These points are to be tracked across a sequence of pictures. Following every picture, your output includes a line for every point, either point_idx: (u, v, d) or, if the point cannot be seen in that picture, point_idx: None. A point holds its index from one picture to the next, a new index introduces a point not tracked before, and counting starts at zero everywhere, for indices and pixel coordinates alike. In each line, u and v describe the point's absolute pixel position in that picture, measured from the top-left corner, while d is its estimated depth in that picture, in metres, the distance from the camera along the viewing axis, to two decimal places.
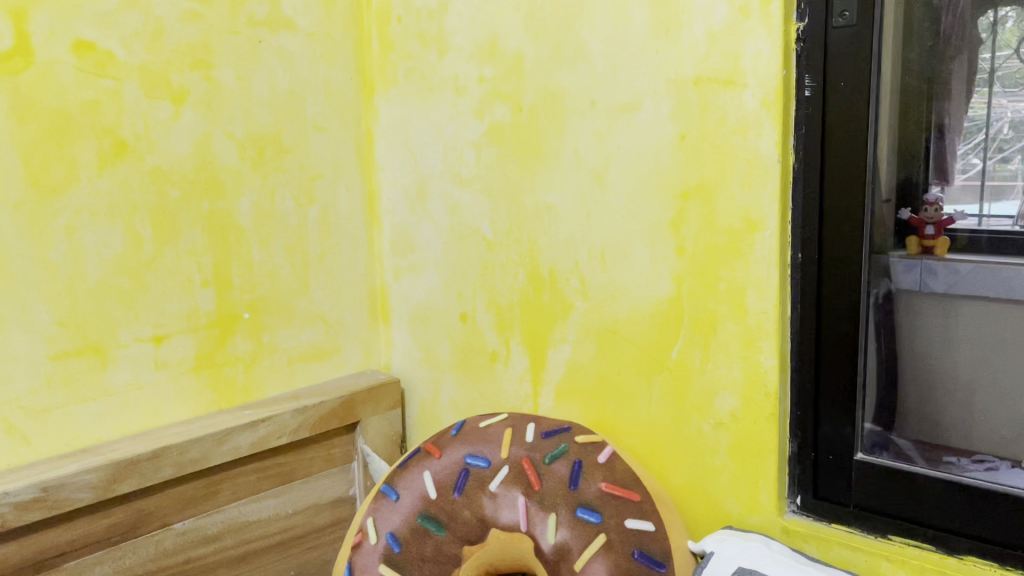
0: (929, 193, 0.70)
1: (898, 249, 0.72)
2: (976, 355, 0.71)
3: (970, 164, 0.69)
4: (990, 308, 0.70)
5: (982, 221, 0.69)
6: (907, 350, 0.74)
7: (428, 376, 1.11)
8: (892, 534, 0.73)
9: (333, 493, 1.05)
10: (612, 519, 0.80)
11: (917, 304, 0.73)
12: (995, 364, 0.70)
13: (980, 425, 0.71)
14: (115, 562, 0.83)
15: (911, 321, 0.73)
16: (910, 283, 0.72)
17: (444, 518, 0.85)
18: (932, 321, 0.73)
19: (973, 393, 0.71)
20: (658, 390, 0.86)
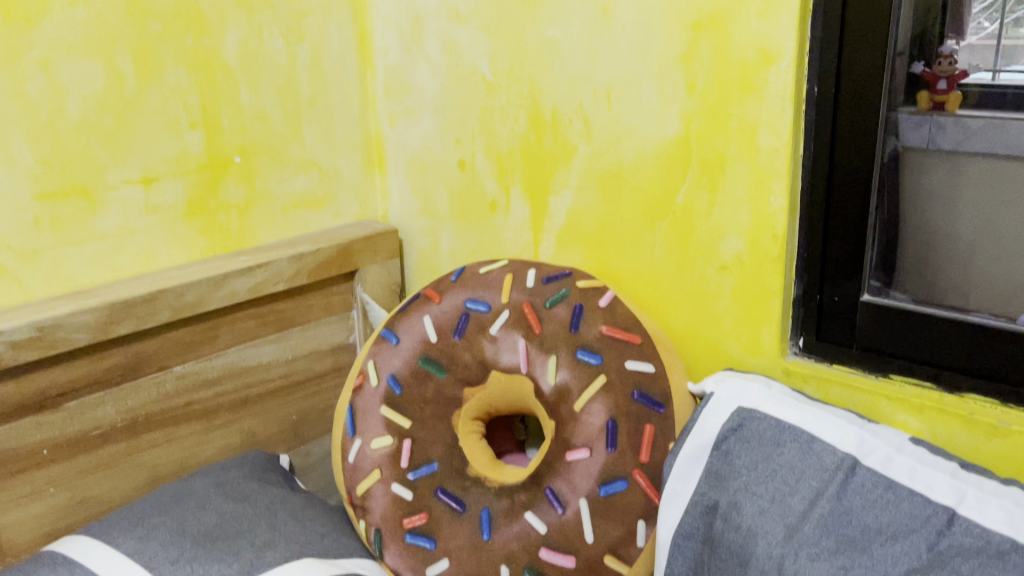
0: (944, 45, 0.68)
1: (908, 106, 0.70)
2: (980, 215, 0.70)
3: (981, 27, 0.66)
4: (999, 166, 0.68)
5: (996, 76, 0.67)
6: (913, 211, 0.73)
7: (426, 226, 1.09)
8: (893, 374, 0.73)
9: (332, 340, 1.05)
10: (612, 361, 0.80)
11: (925, 162, 0.71)
12: (999, 225, 0.69)
13: (978, 285, 0.70)
14: (118, 403, 0.84)
15: (918, 181, 0.72)
16: (918, 141, 0.71)
17: (445, 361, 0.86)
18: (939, 182, 0.72)
19: (973, 253, 0.71)
20: (662, 235, 0.84)
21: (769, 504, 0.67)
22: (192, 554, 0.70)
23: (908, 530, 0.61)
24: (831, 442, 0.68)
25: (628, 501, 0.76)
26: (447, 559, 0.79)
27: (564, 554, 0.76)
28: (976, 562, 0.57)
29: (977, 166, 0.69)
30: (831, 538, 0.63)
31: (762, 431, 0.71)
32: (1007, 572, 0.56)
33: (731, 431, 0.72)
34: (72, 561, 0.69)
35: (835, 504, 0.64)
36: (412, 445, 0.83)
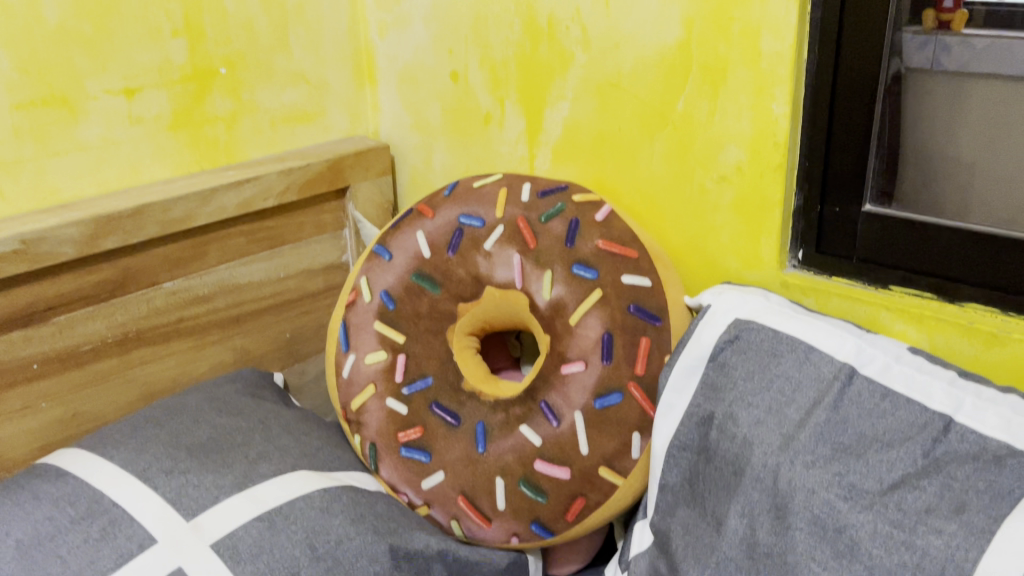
0: None
1: (912, 25, 0.67)
2: (982, 137, 0.67)
3: None
4: (1003, 87, 0.65)
5: None
6: (914, 132, 0.70)
7: (419, 142, 1.07)
8: (893, 285, 0.72)
9: (325, 259, 1.03)
10: (608, 276, 0.78)
11: (927, 83, 0.68)
12: (1000, 148, 0.67)
13: (977, 209, 0.68)
14: (107, 319, 0.83)
15: (920, 102, 0.69)
16: (921, 62, 0.68)
17: (439, 277, 0.84)
18: (941, 104, 0.69)
19: (973, 176, 0.68)
20: (661, 147, 0.82)
21: (765, 414, 0.67)
22: (186, 465, 0.70)
23: (904, 437, 0.61)
24: (828, 352, 0.67)
25: (623, 413, 0.75)
26: (443, 471, 0.80)
27: (559, 465, 0.76)
28: (972, 468, 0.57)
29: (981, 88, 0.66)
30: (826, 446, 0.63)
31: (759, 342, 0.70)
32: (1003, 476, 0.56)
33: (728, 343, 0.72)
34: (65, 472, 0.69)
35: (831, 413, 0.64)
36: (406, 360, 0.83)
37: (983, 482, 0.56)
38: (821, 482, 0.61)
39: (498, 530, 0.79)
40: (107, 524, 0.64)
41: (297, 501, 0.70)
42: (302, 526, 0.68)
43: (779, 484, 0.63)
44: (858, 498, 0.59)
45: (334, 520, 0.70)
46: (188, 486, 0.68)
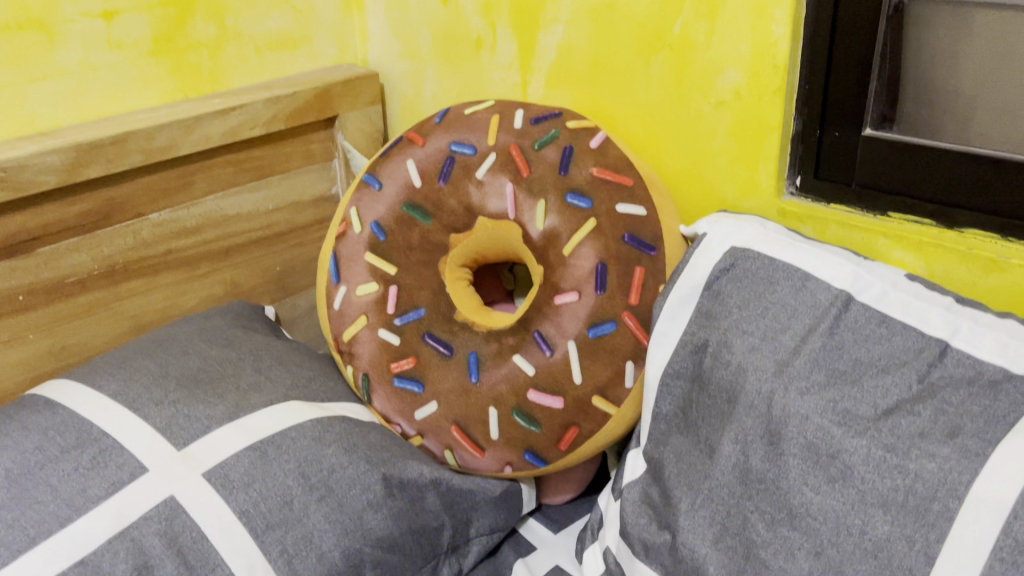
0: None
1: None
2: (984, 70, 0.65)
3: None
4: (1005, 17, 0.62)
5: None
6: (915, 67, 0.68)
7: (409, 70, 1.04)
8: (892, 212, 0.71)
9: (314, 191, 1.02)
10: (602, 205, 0.76)
11: (929, 15, 0.66)
12: (1000, 82, 0.64)
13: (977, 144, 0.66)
14: (92, 251, 0.81)
15: (921, 35, 0.67)
16: None
17: (430, 207, 0.83)
18: (943, 37, 0.66)
19: (974, 111, 0.66)
20: (658, 71, 0.80)
21: (760, 341, 0.66)
22: (176, 396, 0.69)
23: (899, 363, 0.60)
24: (825, 279, 0.66)
25: (617, 343, 0.75)
26: (436, 402, 0.79)
27: (553, 395, 0.76)
28: (967, 393, 0.57)
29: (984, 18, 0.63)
30: (821, 372, 0.62)
31: (755, 270, 0.69)
32: (999, 400, 0.56)
33: (723, 272, 0.71)
34: (54, 403, 0.69)
35: (827, 339, 0.63)
36: (398, 292, 0.82)
37: (978, 406, 0.56)
38: (815, 409, 0.60)
39: (492, 459, 0.79)
40: (98, 453, 0.63)
41: (290, 431, 0.70)
42: (295, 455, 0.68)
43: (773, 410, 0.62)
44: (852, 423, 0.59)
45: (326, 450, 0.69)
46: (179, 416, 0.68)
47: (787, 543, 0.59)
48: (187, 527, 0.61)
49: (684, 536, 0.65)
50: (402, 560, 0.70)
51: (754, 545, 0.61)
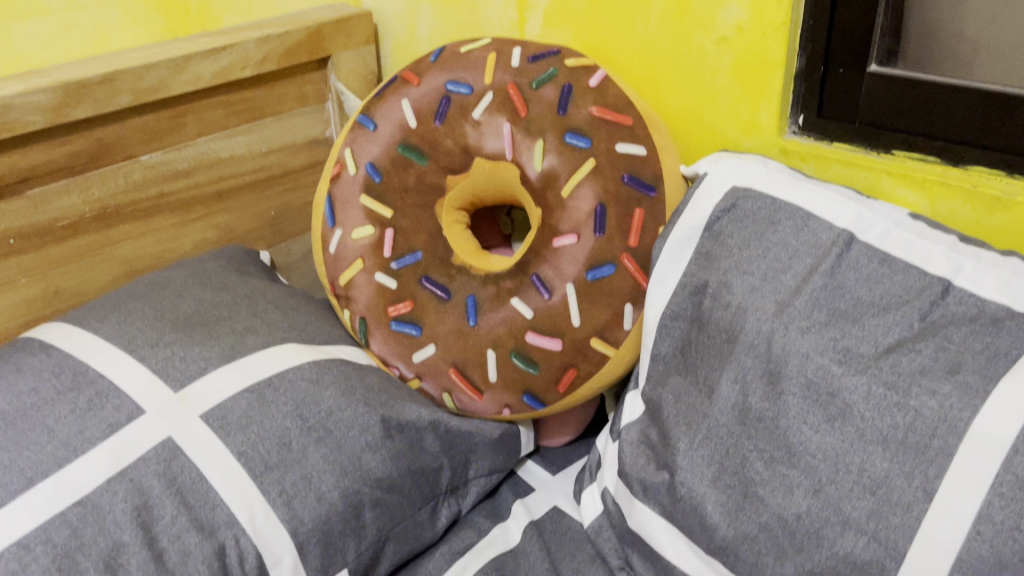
0: None
1: None
2: (987, 15, 0.70)
3: None
4: None
5: None
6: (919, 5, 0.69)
7: (402, 9, 1.01)
8: (896, 150, 0.69)
9: (308, 134, 1.00)
10: (602, 145, 0.75)
11: None
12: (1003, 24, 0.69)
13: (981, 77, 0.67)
14: (83, 193, 0.80)
15: None
16: None
17: (426, 148, 0.81)
18: None
19: (977, 51, 0.69)
20: (659, 7, 0.78)
21: (760, 281, 0.65)
22: (172, 339, 0.69)
23: (901, 302, 0.59)
24: (827, 218, 0.65)
25: (616, 286, 0.74)
26: (434, 345, 0.79)
27: (551, 337, 0.75)
28: (969, 330, 0.56)
29: None
30: (822, 311, 0.61)
31: (756, 210, 0.68)
32: (1001, 337, 0.55)
33: (723, 212, 0.70)
34: (49, 345, 0.68)
35: (828, 279, 0.62)
36: (395, 235, 0.81)
37: (979, 344, 0.56)
38: (816, 348, 0.60)
39: (490, 402, 0.79)
40: (94, 395, 0.63)
41: (287, 373, 0.69)
42: (293, 397, 0.68)
43: (773, 349, 0.62)
44: (853, 362, 0.58)
45: (324, 392, 0.69)
46: (175, 358, 0.67)
47: (786, 481, 0.59)
48: (186, 467, 0.61)
49: (682, 475, 0.65)
50: (402, 501, 0.70)
51: (753, 483, 0.61)
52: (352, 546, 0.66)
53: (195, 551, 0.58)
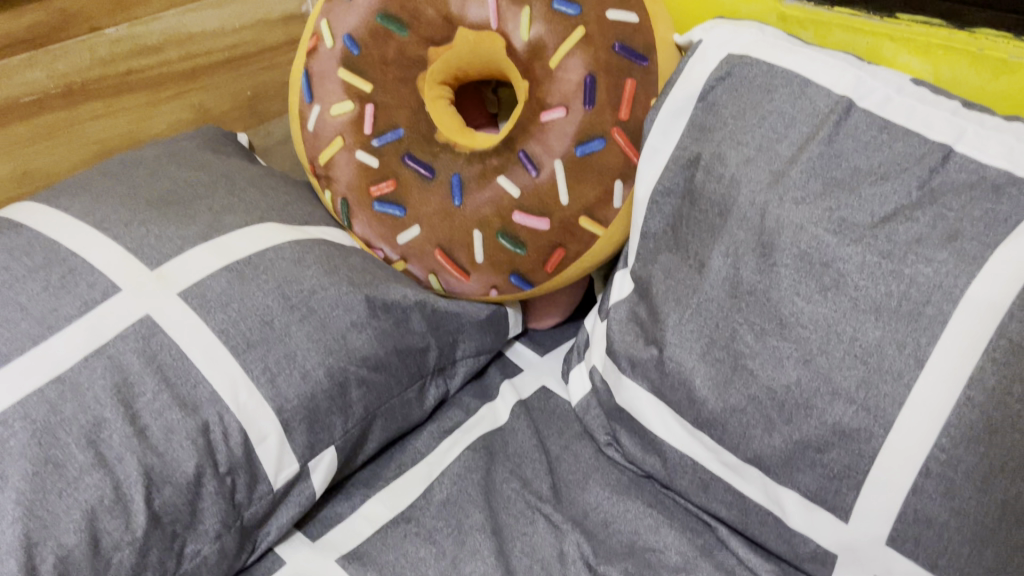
0: None
1: None
2: None
3: None
4: None
5: None
6: None
7: None
8: (900, 14, 0.66)
9: (283, 10, 0.95)
10: (592, 12, 0.70)
11: None
12: None
13: None
14: (47, 68, 0.76)
15: None
16: None
17: (407, 18, 0.76)
18: None
19: None
20: None
21: (755, 152, 0.63)
22: (146, 217, 0.66)
23: (900, 170, 0.57)
24: (825, 85, 0.62)
25: (605, 162, 0.71)
26: (419, 226, 0.77)
27: (538, 217, 0.73)
28: (969, 197, 0.54)
29: None
30: (818, 181, 0.59)
31: (751, 79, 0.65)
32: (1000, 204, 0.53)
33: (718, 82, 0.67)
34: (19, 224, 0.66)
35: (825, 148, 0.60)
36: (375, 111, 0.77)
37: (978, 212, 0.53)
38: (810, 219, 0.58)
39: (477, 283, 0.77)
40: (67, 273, 0.61)
41: (267, 252, 0.67)
42: (274, 275, 0.66)
43: (767, 222, 0.60)
44: (848, 232, 0.57)
45: (306, 271, 0.67)
46: (150, 237, 0.65)
47: (776, 353, 0.58)
48: (166, 345, 0.60)
49: (670, 351, 0.64)
50: (388, 380, 0.69)
51: (742, 356, 0.60)
52: (338, 424, 0.65)
53: (179, 427, 0.57)
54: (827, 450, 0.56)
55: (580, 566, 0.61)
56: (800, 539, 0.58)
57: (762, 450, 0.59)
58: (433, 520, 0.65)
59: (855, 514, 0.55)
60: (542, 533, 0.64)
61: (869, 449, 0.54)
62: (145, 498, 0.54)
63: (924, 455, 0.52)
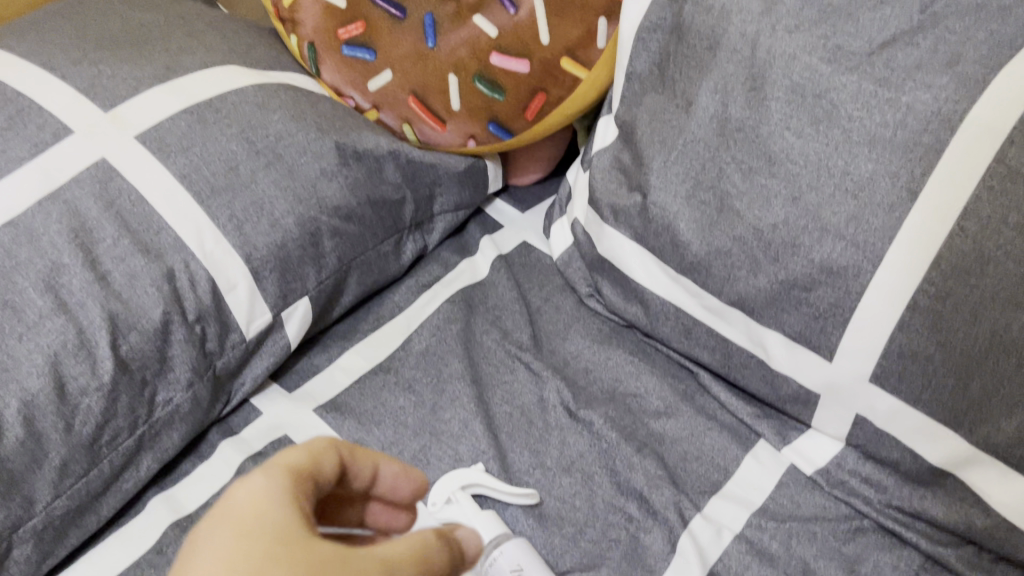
0: None
1: None
2: None
3: None
4: None
5: None
6: None
7: None
8: None
9: None
10: None
11: None
12: None
13: None
14: None
15: None
16: None
17: None
18: None
19: None
20: None
21: None
22: (97, 57, 0.62)
23: None
24: None
25: None
26: (391, 71, 0.72)
27: (518, 59, 0.68)
28: (974, 19, 0.50)
29: None
30: (813, 8, 0.55)
31: None
32: (1006, 25, 0.49)
33: None
34: None
35: None
36: None
37: (983, 34, 0.50)
38: (803, 47, 0.55)
39: (454, 133, 0.74)
40: (15, 114, 0.57)
41: (230, 96, 0.64)
42: (237, 120, 0.62)
43: (758, 52, 0.56)
44: (843, 60, 0.53)
45: (271, 116, 0.64)
46: (102, 78, 0.61)
47: (763, 192, 0.56)
48: (124, 190, 0.57)
49: (654, 195, 0.61)
50: (362, 231, 0.66)
51: (729, 197, 0.58)
52: (311, 274, 0.63)
53: (143, 273, 0.55)
54: (814, 289, 0.54)
55: (560, 412, 0.61)
56: (783, 380, 0.57)
57: (746, 292, 0.57)
58: (412, 370, 0.64)
59: (839, 353, 0.54)
60: (522, 381, 0.63)
61: (857, 285, 0.52)
62: (111, 344, 0.53)
63: (913, 288, 0.50)
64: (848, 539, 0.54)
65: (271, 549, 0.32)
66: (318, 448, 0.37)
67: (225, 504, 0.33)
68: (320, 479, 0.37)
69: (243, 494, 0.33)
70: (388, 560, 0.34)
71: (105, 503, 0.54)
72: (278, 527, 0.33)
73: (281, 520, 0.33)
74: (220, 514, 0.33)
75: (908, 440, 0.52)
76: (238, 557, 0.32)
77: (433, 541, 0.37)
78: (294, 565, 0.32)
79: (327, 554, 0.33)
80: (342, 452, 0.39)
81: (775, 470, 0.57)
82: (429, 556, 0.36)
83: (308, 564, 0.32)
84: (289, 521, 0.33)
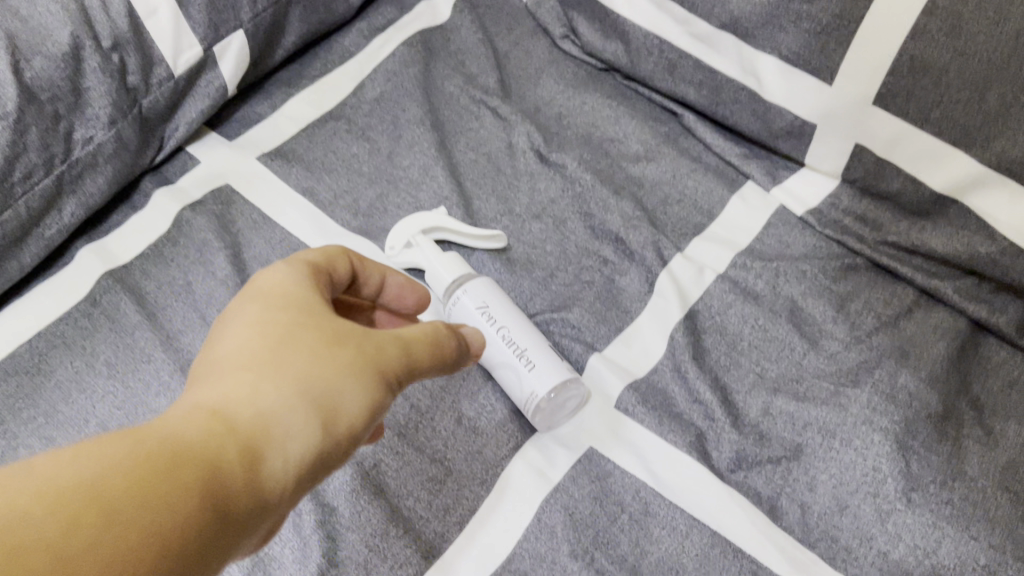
0: None
1: None
2: None
3: None
4: None
5: None
6: None
7: None
8: None
9: None
10: None
11: None
12: None
13: None
14: None
15: None
16: None
17: None
18: None
19: None
20: None
21: None
22: None
23: None
24: None
25: None
26: None
27: None
28: None
29: None
30: None
31: None
32: None
33: None
34: None
35: None
36: None
37: None
38: None
39: None
40: None
41: None
42: None
43: None
44: None
45: None
46: None
47: None
48: None
49: None
50: None
51: None
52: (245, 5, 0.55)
53: None
54: (817, 1, 0.47)
55: (530, 157, 0.55)
56: (776, 113, 0.52)
57: (739, 13, 0.50)
58: (366, 118, 0.58)
59: (839, 75, 0.48)
60: (488, 126, 0.57)
61: None
62: (12, 68, 0.45)
63: None
64: (838, 277, 0.49)
65: (297, 317, 0.31)
66: (331, 250, 0.35)
67: (251, 284, 0.32)
68: (336, 278, 0.35)
69: (267, 274, 0.32)
70: (404, 337, 0.32)
71: (28, 250, 0.48)
72: (305, 302, 0.31)
73: (306, 297, 0.32)
74: (244, 291, 0.32)
75: (911, 168, 0.48)
76: (265, 323, 0.30)
77: (444, 329, 0.35)
78: (320, 334, 0.31)
79: (349, 328, 0.31)
80: (353, 261, 0.36)
81: (762, 210, 0.53)
82: (441, 339, 0.34)
83: (333, 333, 0.31)
84: (314, 299, 0.32)
